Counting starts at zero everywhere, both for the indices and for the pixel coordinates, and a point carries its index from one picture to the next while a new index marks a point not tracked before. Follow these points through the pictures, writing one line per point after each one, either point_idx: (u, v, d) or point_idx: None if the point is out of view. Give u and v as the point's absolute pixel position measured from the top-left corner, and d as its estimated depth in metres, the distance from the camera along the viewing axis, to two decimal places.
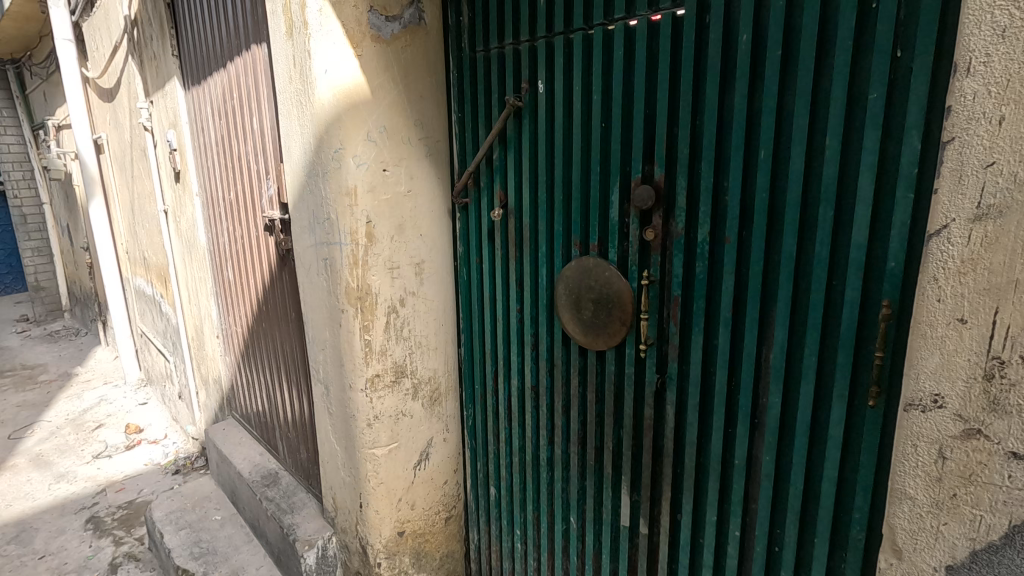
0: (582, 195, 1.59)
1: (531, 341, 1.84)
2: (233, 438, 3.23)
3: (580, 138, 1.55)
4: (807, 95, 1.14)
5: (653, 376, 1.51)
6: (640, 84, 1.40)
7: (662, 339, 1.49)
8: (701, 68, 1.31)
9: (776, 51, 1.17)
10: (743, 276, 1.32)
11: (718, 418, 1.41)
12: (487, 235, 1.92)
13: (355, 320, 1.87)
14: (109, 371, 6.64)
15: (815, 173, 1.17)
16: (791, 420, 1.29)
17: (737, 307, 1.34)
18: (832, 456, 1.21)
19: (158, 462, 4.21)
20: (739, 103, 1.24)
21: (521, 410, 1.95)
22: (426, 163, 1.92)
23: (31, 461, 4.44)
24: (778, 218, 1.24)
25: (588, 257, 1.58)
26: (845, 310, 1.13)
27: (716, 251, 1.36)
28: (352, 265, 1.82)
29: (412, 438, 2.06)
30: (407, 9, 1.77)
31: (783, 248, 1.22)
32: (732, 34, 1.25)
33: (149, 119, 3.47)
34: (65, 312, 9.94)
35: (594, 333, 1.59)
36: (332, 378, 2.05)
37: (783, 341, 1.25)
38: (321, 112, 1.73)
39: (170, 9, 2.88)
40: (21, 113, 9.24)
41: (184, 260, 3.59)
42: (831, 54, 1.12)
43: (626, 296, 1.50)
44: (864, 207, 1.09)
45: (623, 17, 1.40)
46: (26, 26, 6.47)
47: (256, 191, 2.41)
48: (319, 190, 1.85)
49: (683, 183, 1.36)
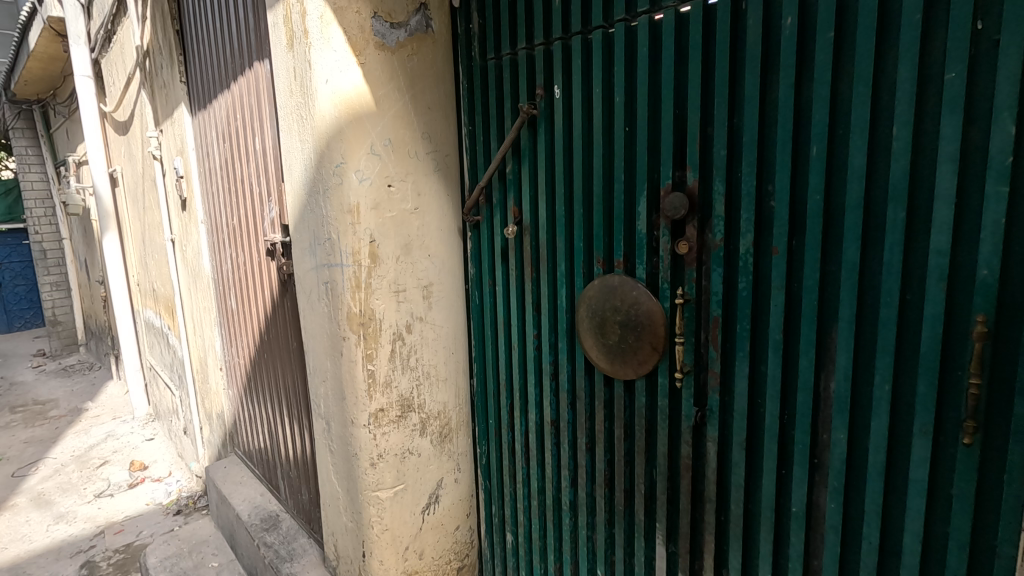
0: (604, 208, 1.44)
1: (550, 371, 1.66)
2: (233, 476, 3.06)
3: (602, 144, 1.41)
4: (867, 79, 0.98)
5: (691, 410, 1.32)
6: (668, 81, 1.26)
7: (700, 366, 1.32)
8: (739, 59, 1.17)
9: (828, 32, 1.02)
10: (795, 293, 1.15)
11: (770, 457, 1.21)
12: (500, 255, 1.77)
13: (357, 348, 1.71)
14: (118, 405, 6.55)
15: (879, 168, 1.01)
16: (860, 461, 1.10)
17: (788, 328, 1.17)
18: (914, 506, 1.01)
19: (160, 502, 4.04)
20: (785, 94, 1.09)
21: (539, 449, 1.76)
22: (434, 178, 1.80)
23: (32, 501, 4.31)
24: (834, 224, 1.08)
25: (613, 275, 1.42)
26: (926, 328, 0.95)
27: (761, 265, 1.19)
28: (355, 288, 1.67)
29: (420, 479, 1.88)
30: (413, 16, 1.68)
31: (844, 259, 1.05)
32: (774, 18, 1.11)
33: (159, 148, 3.43)
34: (81, 347, 9.98)
35: (621, 361, 1.41)
36: (333, 413, 1.88)
37: (847, 367, 1.07)
38: (321, 125, 1.62)
39: (179, 35, 2.85)
40: (46, 152, 9.46)
41: (189, 289, 3.49)
42: (895, 31, 0.96)
43: (658, 318, 1.33)
44: (945, 207, 0.92)
45: (647, 11, 1.28)
46: (51, 66, 6.65)
47: (258, 214, 2.31)
48: (320, 208, 1.72)
49: (721, 188, 1.20)
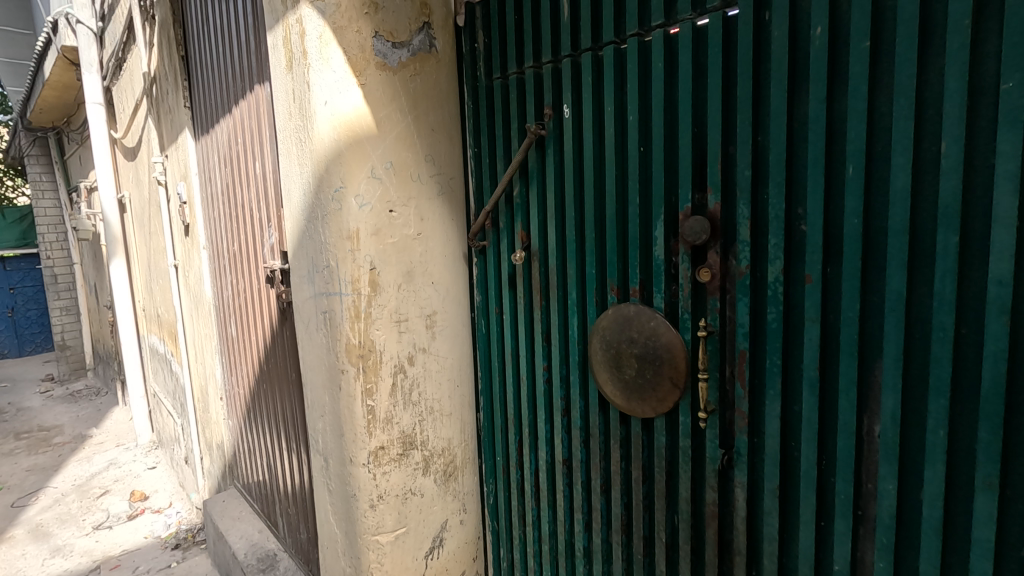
0: (618, 233, 1.35)
1: (561, 406, 1.56)
2: (232, 511, 2.95)
3: (614, 165, 1.32)
4: (910, 91, 0.89)
5: (716, 453, 1.21)
6: (685, 98, 1.18)
7: (725, 404, 1.21)
8: (763, 73, 1.08)
9: (863, 42, 0.93)
10: (832, 326, 1.04)
11: (807, 508, 1.09)
12: (508, 282, 1.68)
13: (356, 383, 1.62)
14: (122, 433, 6.47)
15: (926, 188, 0.91)
16: (912, 514, 0.98)
17: (825, 364, 1.06)
18: (981, 569, 0.88)
19: (158, 535, 3.93)
20: (815, 109, 1.00)
21: (550, 490, 1.64)
22: (438, 202, 1.72)
23: (30, 532, 4.21)
24: (875, 251, 0.97)
25: (629, 304, 1.32)
26: (988, 367, 0.84)
27: (792, 294, 1.09)
28: (354, 318, 1.59)
29: (423, 521, 1.76)
30: (416, 35, 1.62)
31: (889, 289, 0.94)
32: (801, 28, 1.03)
33: (163, 173, 3.40)
34: (88, 373, 9.94)
35: (638, 398, 1.30)
36: (331, 450, 1.78)
37: (895, 409, 0.95)
38: (320, 148, 1.55)
39: (184, 61, 2.83)
40: (60, 178, 9.60)
41: (192, 316, 3.43)
42: (940, 36, 0.87)
43: (678, 351, 1.23)
44: (1006, 232, 0.82)
45: (662, 24, 1.20)
46: (65, 94, 6.77)
47: (258, 240, 2.24)
48: (318, 234, 1.64)
49: (746, 211, 1.11)
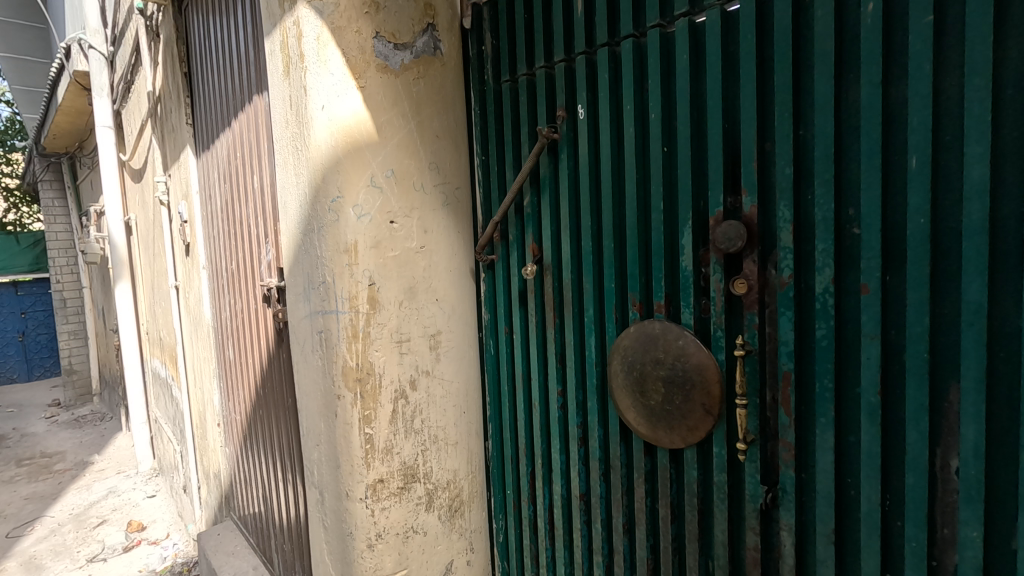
0: (640, 243, 1.22)
1: (577, 434, 1.41)
2: (226, 546, 2.79)
3: (635, 169, 1.21)
4: (985, 69, 0.77)
5: (758, 490, 1.06)
6: (714, 90, 1.06)
7: (767, 434, 1.06)
8: (804, 58, 0.97)
9: (924, 16, 0.81)
10: (893, 343, 0.90)
11: (871, 557, 0.93)
12: (519, 298, 1.55)
13: (353, 409, 1.50)
14: (124, 460, 6.34)
15: (1007, 181, 0.78)
16: (1001, 567, 0.82)
17: (887, 388, 0.91)
18: None
19: (154, 568, 3.77)
20: (868, 96, 0.88)
21: (566, 527, 1.48)
22: (443, 213, 1.61)
23: (23, 564, 4.06)
24: (944, 256, 0.84)
25: (653, 321, 1.18)
26: None
27: (844, 307, 0.95)
28: (351, 338, 1.48)
29: (426, 562, 1.61)
30: (420, 37, 1.54)
31: (967, 300, 0.80)
32: (848, 7, 0.91)
33: (166, 193, 3.35)
34: (93, 398, 9.85)
35: (665, 426, 1.16)
36: (326, 483, 1.63)
37: (978, 441, 0.81)
38: (316, 156, 1.45)
39: (187, 76, 2.78)
40: (73, 204, 9.70)
41: (191, 338, 3.33)
42: (1019, 5, 0.75)
43: (711, 374, 1.09)
44: None
45: (686, 13, 1.10)
46: (78, 119, 6.87)
47: (256, 257, 2.15)
48: (314, 248, 1.53)
49: (788, 214, 0.98)
